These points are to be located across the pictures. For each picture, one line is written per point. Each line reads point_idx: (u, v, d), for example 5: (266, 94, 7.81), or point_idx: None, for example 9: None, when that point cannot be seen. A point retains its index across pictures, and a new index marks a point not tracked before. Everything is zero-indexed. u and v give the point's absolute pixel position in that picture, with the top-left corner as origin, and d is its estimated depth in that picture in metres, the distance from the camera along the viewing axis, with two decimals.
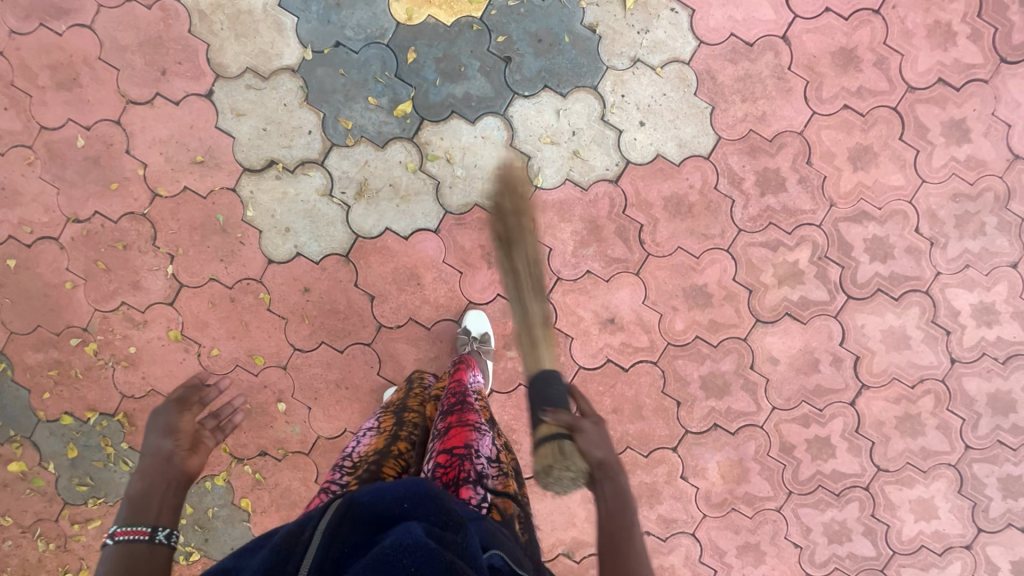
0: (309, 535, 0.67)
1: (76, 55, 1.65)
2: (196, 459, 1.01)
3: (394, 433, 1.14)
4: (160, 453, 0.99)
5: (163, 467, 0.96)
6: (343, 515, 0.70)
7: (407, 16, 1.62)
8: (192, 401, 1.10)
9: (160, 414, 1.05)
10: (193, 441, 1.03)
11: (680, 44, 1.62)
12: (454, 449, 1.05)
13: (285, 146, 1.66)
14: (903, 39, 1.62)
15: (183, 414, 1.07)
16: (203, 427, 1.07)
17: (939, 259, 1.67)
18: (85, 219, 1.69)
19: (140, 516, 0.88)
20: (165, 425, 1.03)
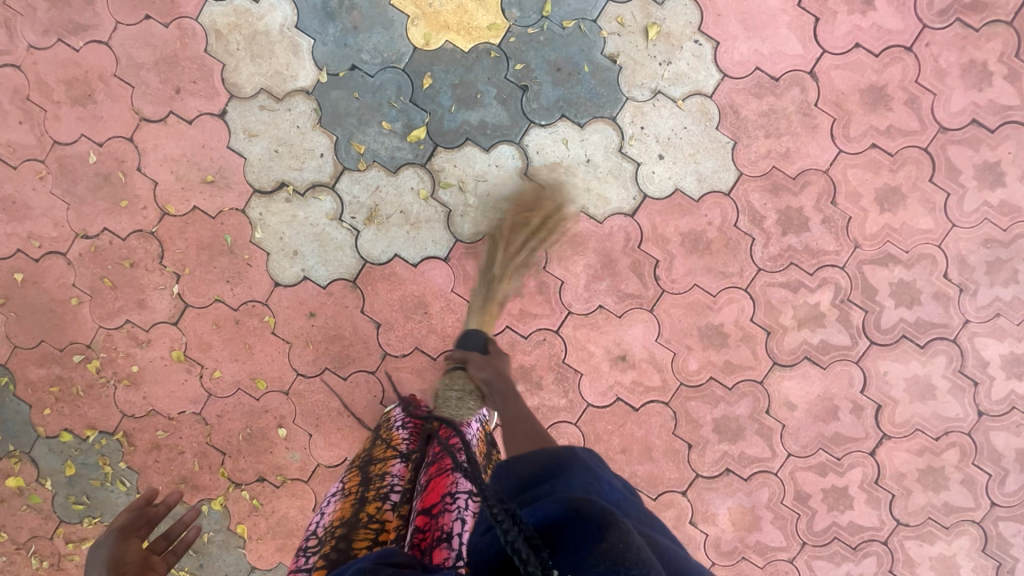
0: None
1: (92, 71, 1.64)
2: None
3: (361, 492, 1.05)
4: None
5: None
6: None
7: (424, 40, 1.59)
8: (138, 527, 1.08)
9: (100, 548, 1.00)
10: (142, 569, 0.96)
11: (703, 77, 1.57)
12: (432, 507, 1.01)
13: (296, 169, 1.64)
14: (936, 78, 1.56)
15: (127, 542, 1.02)
16: (152, 552, 1.01)
17: (968, 307, 1.60)
18: (94, 235, 1.68)
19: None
20: (105, 558, 0.97)
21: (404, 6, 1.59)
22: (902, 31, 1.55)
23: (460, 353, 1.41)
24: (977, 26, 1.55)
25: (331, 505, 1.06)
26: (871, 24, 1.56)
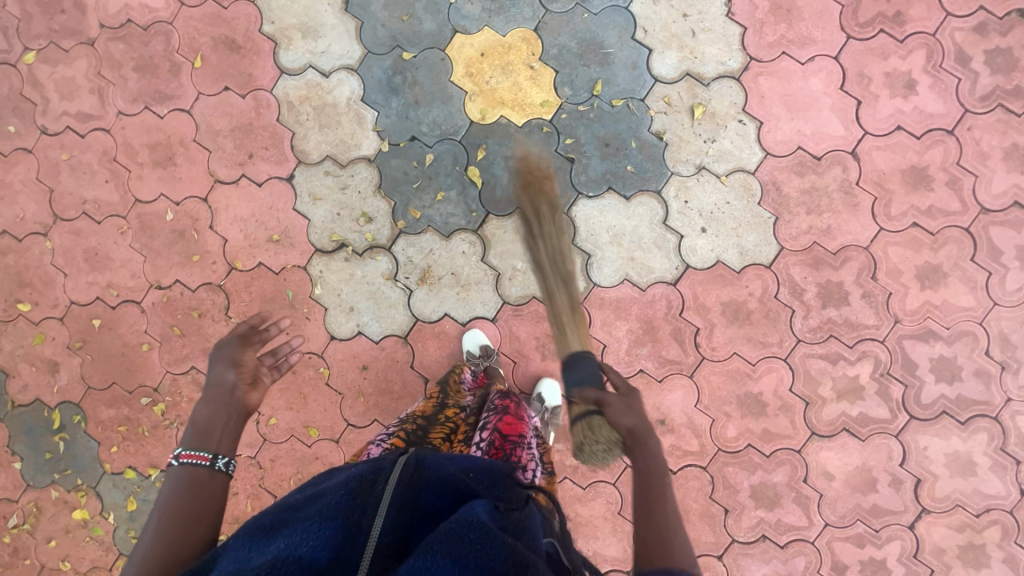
0: (381, 491, 0.79)
1: (174, 137, 1.78)
2: (256, 392, 1.08)
3: (439, 407, 1.36)
4: (224, 385, 1.06)
5: (225, 398, 1.05)
6: (412, 482, 0.82)
7: (481, 114, 1.69)
8: (253, 339, 1.16)
9: (224, 347, 1.12)
10: (254, 376, 1.09)
11: (747, 155, 1.64)
12: (507, 433, 1.22)
13: (355, 230, 1.74)
14: (977, 160, 1.60)
15: (246, 350, 1.13)
16: (262, 364, 1.12)
17: (1010, 385, 1.61)
18: (166, 286, 1.80)
19: (204, 442, 0.98)
20: (228, 358, 1.11)
21: (462, 83, 1.70)
22: (943, 115, 1.60)
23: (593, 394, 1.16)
24: (1020, 112, 1.59)
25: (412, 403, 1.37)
26: (913, 107, 1.60)
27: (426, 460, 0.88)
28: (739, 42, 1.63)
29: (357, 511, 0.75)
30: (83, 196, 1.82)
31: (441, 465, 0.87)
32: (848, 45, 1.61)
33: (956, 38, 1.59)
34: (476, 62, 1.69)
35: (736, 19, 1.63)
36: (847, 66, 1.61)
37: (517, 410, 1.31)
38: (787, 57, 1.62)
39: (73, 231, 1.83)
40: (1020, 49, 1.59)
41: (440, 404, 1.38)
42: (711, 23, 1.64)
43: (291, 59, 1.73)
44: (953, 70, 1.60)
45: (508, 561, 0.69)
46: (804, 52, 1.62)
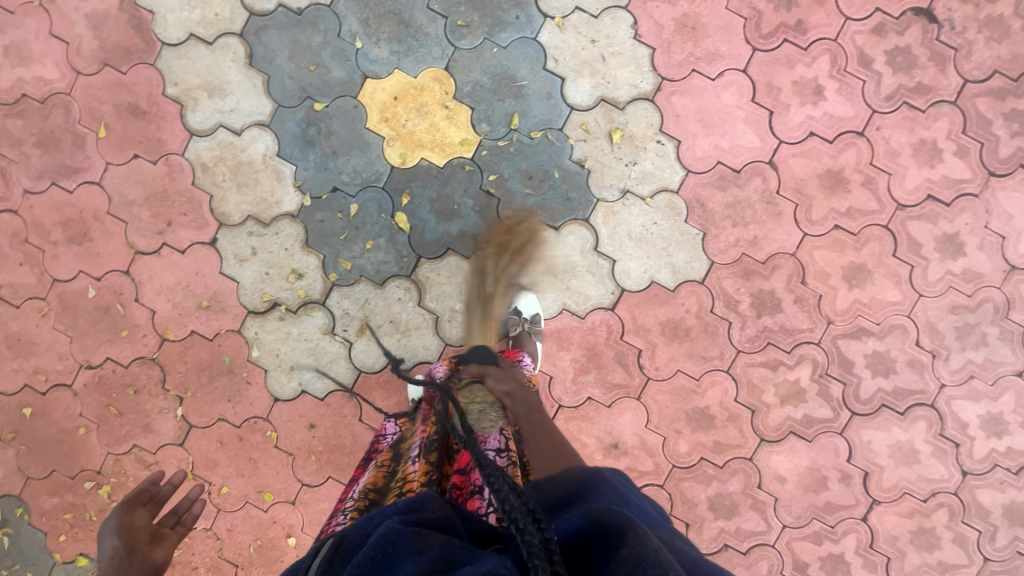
0: (308, 567, 0.80)
1: (87, 211, 1.72)
2: (160, 548, 0.99)
3: (392, 469, 1.16)
4: (118, 553, 0.96)
5: (123, 566, 0.93)
6: (337, 550, 0.82)
7: (401, 158, 1.67)
8: (145, 498, 1.09)
9: (110, 517, 1.03)
10: (153, 534, 1.01)
11: (668, 174, 1.65)
12: (467, 467, 1.09)
13: (287, 288, 1.70)
14: (889, 158, 1.63)
15: (135, 509, 1.05)
16: (159, 522, 1.05)
17: (942, 372, 1.66)
18: (97, 365, 1.74)
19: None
20: (116, 526, 1.01)
21: (379, 129, 1.67)
22: (852, 117, 1.63)
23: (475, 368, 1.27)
24: (924, 108, 1.63)
25: (365, 474, 1.18)
26: (823, 112, 1.63)
27: (348, 531, 0.86)
28: (649, 63, 1.64)
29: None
30: None
31: (364, 522, 0.87)
32: (755, 57, 1.63)
33: (857, 41, 1.63)
34: (390, 106, 1.67)
35: (644, 41, 1.64)
36: (756, 78, 1.64)
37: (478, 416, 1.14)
38: (697, 74, 1.64)
39: None
40: (918, 47, 1.63)
41: (392, 470, 1.16)
42: (620, 47, 1.64)
43: (200, 119, 1.68)
44: (857, 72, 1.63)
45: (424, 566, 0.71)
46: (713, 68, 1.64)
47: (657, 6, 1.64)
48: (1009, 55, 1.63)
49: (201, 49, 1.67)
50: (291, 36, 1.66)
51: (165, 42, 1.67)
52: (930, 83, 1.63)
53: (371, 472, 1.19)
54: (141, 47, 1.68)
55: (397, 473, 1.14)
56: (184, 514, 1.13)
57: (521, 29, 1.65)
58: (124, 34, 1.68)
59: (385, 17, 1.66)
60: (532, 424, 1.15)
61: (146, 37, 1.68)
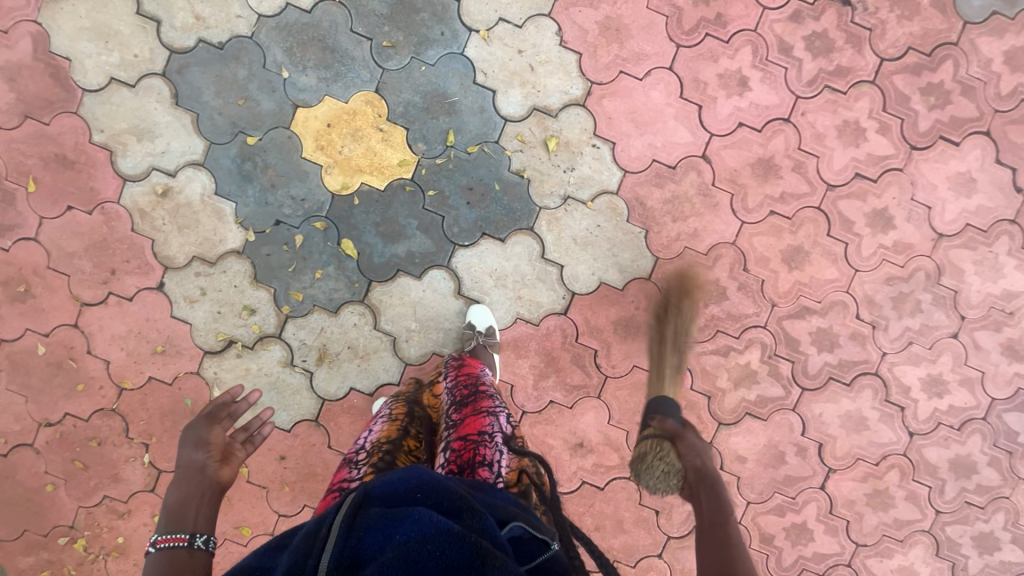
0: (327, 530, 0.73)
1: (25, 267, 1.68)
2: (227, 467, 1.08)
3: (407, 427, 1.21)
4: (193, 465, 1.06)
5: (197, 476, 1.04)
6: (358, 508, 0.78)
7: (341, 185, 1.67)
8: (220, 415, 1.18)
9: (190, 429, 1.13)
10: (224, 452, 1.10)
11: (606, 176, 1.68)
12: (469, 434, 1.16)
13: (241, 325, 1.70)
14: (816, 142, 1.69)
15: (213, 428, 1.14)
16: (232, 440, 1.14)
17: (883, 341, 1.74)
18: (56, 421, 1.72)
19: (180, 524, 0.95)
20: (196, 438, 1.11)
21: (315, 158, 1.66)
22: (778, 105, 1.68)
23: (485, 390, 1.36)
24: (844, 89, 1.68)
25: (379, 424, 1.21)
26: (749, 102, 1.67)
27: (376, 490, 0.82)
28: (577, 68, 1.66)
29: (301, 558, 0.69)
30: None
31: (388, 495, 0.81)
32: (679, 54, 1.66)
33: (776, 30, 1.66)
34: (324, 133, 1.66)
35: (569, 46, 1.65)
36: (682, 74, 1.66)
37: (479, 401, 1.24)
38: (625, 75, 1.66)
39: None
40: (834, 31, 1.67)
41: (400, 427, 1.21)
42: (547, 55, 1.65)
43: (131, 164, 1.65)
44: (778, 61, 1.67)
45: None
46: (640, 67, 1.66)
47: (579, 10, 1.65)
48: (921, 30, 1.68)
49: (123, 92, 1.63)
50: (215, 71, 1.63)
51: (85, 88, 1.63)
52: (848, 64, 1.68)
53: (385, 422, 1.22)
54: (61, 96, 1.63)
55: (410, 434, 1.20)
56: (255, 434, 1.20)
57: (447, 45, 1.65)
58: (41, 84, 1.63)
59: (309, 44, 1.64)
60: (713, 490, 1.08)
61: (65, 85, 1.63)
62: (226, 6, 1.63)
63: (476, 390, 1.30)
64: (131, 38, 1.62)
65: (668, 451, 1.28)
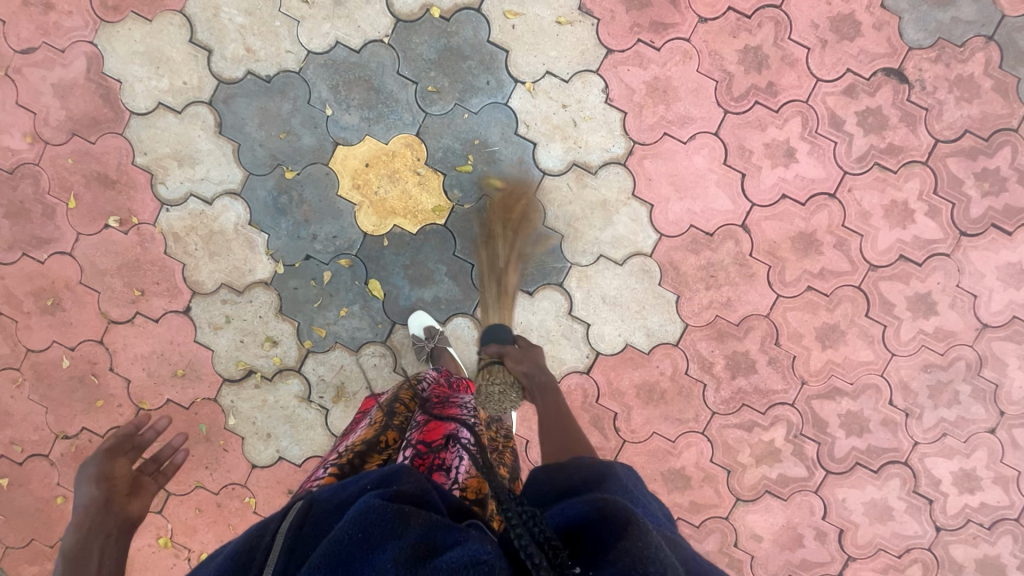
0: (269, 543, 0.76)
1: (57, 281, 1.70)
2: (135, 502, 1.05)
3: (384, 424, 1.12)
4: (95, 502, 1.01)
5: (101, 515, 0.99)
6: (303, 517, 0.80)
7: (373, 226, 1.66)
8: (125, 449, 1.18)
9: (91, 464, 1.10)
10: (131, 487, 1.08)
11: (641, 238, 1.65)
12: (431, 440, 1.06)
13: (262, 355, 1.70)
14: (861, 220, 1.64)
15: (116, 461, 1.13)
16: (139, 472, 1.12)
17: (915, 430, 1.68)
18: (73, 435, 1.73)
19: (81, 565, 0.88)
20: (96, 475, 1.07)
21: (350, 196, 1.66)
22: (824, 179, 1.63)
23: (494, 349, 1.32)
24: (895, 168, 1.63)
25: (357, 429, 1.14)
26: (794, 174, 1.63)
27: (320, 494, 0.85)
28: (621, 127, 1.64)
29: (245, 564, 0.74)
30: None
31: (332, 491, 0.85)
32: (726, 120, 1.63)
33: (828, 103, 1.62)
34: (361, 172, 1.66)
35: (615, 104, 1.63)
36: (727, 141, 1.63)
37: (444, 411, 1.13)
38: (669, 137, 1.63)
39: None
40: (889, 108, 1.63)
41: (389, 418, 1.14)
42: (591, 112, 1.63)
43: (170, 189, 1.67)
44: (828, 134, 1.63)
45: (402, 555, 0.67)
46: (684, 131, 1.63)
47: (628, 69, 1.63)
48: (980, 114, 1.63)
49: (169, 118, 1.65)
50: (260, 103, 1.65)
51: (133, 110, 1.65)
52: (901, 143, 1.63)
53: (364, 427, 1.14)
54: (108, 116, 1.65)
55: (389, 429, 1.11)
56: (166, 464, 1.24)
57: (492, 94, 1.64)
58: (90, 104, 1.65)
59: (355, 83, 1.64)
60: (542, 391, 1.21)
61: (114, 107, 1.65)
62: (276, 40, 1.64)
63: (448, 401, 1.19)
64: (182, 65, 1.64)
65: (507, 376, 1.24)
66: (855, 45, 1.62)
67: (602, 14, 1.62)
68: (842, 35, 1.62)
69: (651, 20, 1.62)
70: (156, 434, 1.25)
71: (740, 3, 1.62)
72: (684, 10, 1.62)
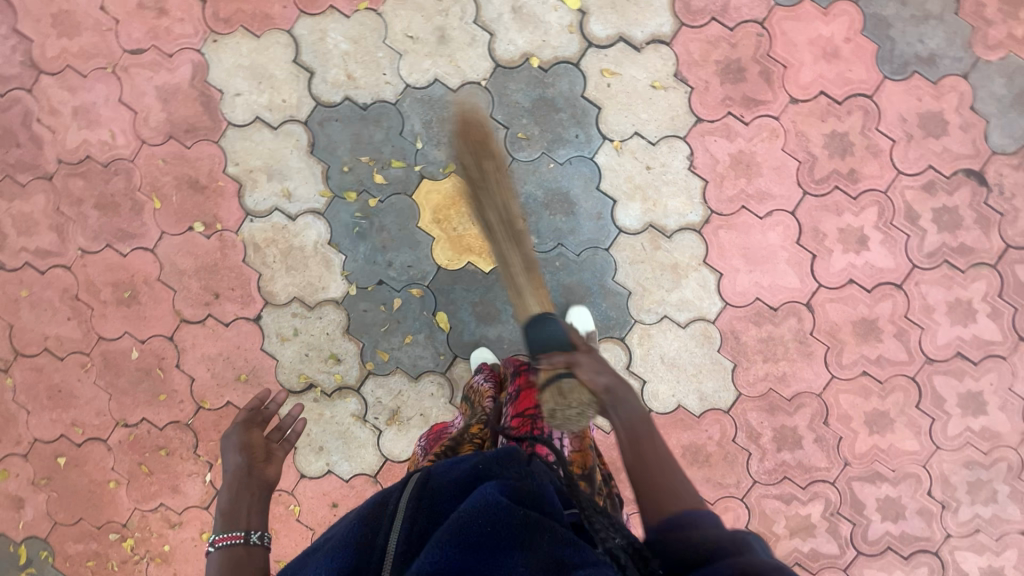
0: (394, 507, 0.82)
1: (137, 275, 1.76)
2: (271, 466, 1.13)
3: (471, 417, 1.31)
4: (240, 467, 1.10)
5: (245, 479, 1.08)
6: (423, 487, 0.86)
7: (447, 260, 1.71)
8: (257, 421, 1.25)
9: (230, 436, 1.19)
10: (266, 453, 1.15)
11: (707, 304, 1.69)
12: (524, 410, 1.20)
13: (324, 371, 1.75)
14: (923, 313, 1.67)
15: (251, 431, 1.20)
16: (271, 440, 1.20)
17: (949, 522, 1.71)
18: (133, 424, 1.79)
19: (234, 522, 0.98)
20: (239, 444, 1.16)
21: (429, 229, 1.70)
22: (893, 269, 1.67)
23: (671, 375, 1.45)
24: (964, 267, 1.66)
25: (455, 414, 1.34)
26: (864, 261, 1.67)
27: (435, 469, 0.91)
28: (700, 195, 1.67)
29: (372, 530, 0.78)
30: (45, 332, 1.79)
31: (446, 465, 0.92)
32: (804, 201, 1.66)
33: (906, 197, 1.65)
34: (442, 207, 1.70)
35: (697, 172, 1.67)
36: (802, 221, 1.67)
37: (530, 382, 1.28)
38: (746, 211, 1.67)
39: (35, 367, 1.80)
40: (965, 208, 1.66)
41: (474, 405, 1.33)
42: (674, 176, 1.67)
43: (256, 200, 1.72)
44: (902, 226, 1.66)
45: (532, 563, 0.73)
46: (762, 206, 1.67)
47: (715, 139, 1.66)
48: None
49: (265, 133, 1.70)
50: (354, 130, 1.69)
51: (230, 121, 1.70)
52: (972, 244, 1.66)
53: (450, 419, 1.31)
54: (207, 124, 1.70)
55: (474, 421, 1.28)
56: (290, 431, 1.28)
57: (580, 147, 1.68)
58: (190, 111, 1.70)
59: (448, 121, 1.68)
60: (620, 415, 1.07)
61: (213, 116, 1.70)
62: (377, 70, 1.68)
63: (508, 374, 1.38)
64: (284, 83, 1.69)
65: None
66: (941, 143, 1.65)
67: (696, 83, 1.66)
68: (928, 131, 1.65)
69: (744, 95, 1.65)
70: (278, 412, 1.32)
71: (832, 89, 1.65)
72: (777, 89, 1.65)
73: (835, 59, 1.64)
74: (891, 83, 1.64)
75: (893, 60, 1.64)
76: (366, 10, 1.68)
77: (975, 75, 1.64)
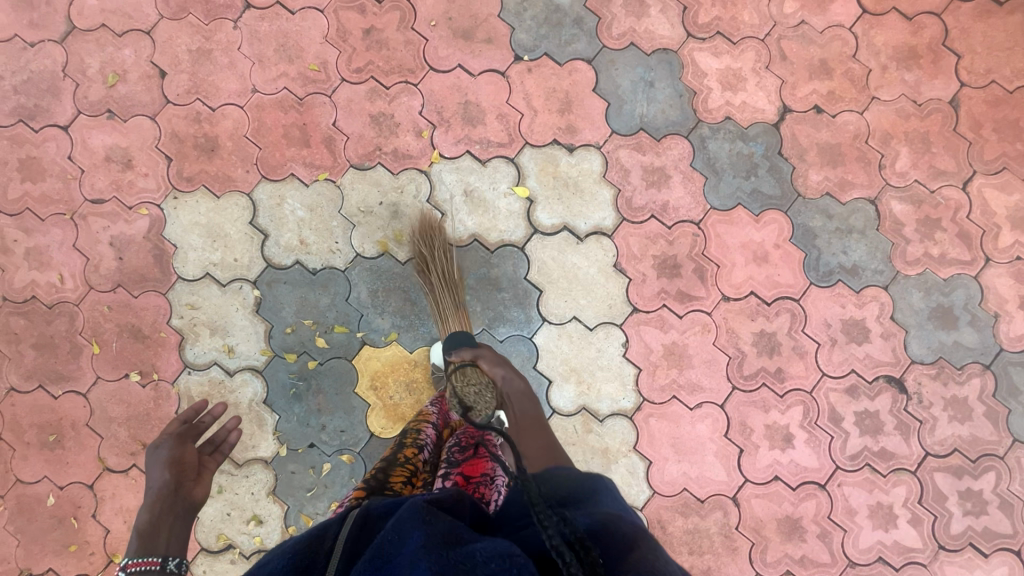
0: (331, 545, 0.78)
1: (65, 419, 1.73)
2: (200, 486, 1.13)
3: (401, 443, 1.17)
4: (168, 484, 1.09)
5: (171, 496, 1.07)
6: (361, 527, 0.82)
7: (381, 428, 1.71)
8: (190, 435, 1.23)
9: (162, 449, 1.17)
10: (197, 471, 1.15)
11: (635, 491, 1.69)
12: (471, 477, 1.09)
13: (245, 532, 1.70)
14: (846, 514, 1.69)
15: (184, 446, 1.19)
16: (202, 456, 1.20)
17: None
18: (37, 574, 1.71)
19: (149, 549, 0.96)
20: (168, 459, 1.14)
21: (366, 395, 1.72)
22: (817, 469, 1.70)
23: (467, 351, 1.40)
24: (885, 472, 1.70)
25: None
26: (789, 459, 1.70)
27: (376, 506, 0.86)
28: (633, 382, 1.72)
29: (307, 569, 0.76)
30: None
31: (389, 505, 0.85)
32: (733, 395, 1.71)
33: (830, 398, 1.72)
34: (380, 375, 1.72)
35: (631, 359, 1.72)
36: (730, 415, 1.71)
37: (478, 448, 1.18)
38: (677, 401, 1.71)
39: None
40: (886, 413, 1.72)
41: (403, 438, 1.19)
42: (608, 362, 1.72)
43: (196, 354, 1.73)
44: (826, 427, 1.71)
45: (428, 541, 0.70)
46: (693, 397, 1.71)
47: (649, 329, 1.72)
48: (970, 435, 1.71)
49: (213, 289, 1.73)
50: (302, 293, 1.73)
51: (180, 275, 1.74)
52: (893, 449, 1.71)
53: None
54: (157, 276, 1.74)
55: (405, 448, 1.16)
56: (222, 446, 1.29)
57: (520, 326, 1.72)
58: (142, 261, 1.74)
59: (393, 291, 1.73)
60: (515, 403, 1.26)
61: (164, 267, 1.74)
62: (330, 238, 1.74)
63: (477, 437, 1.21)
64: (237, 243, 1.74)
65: (472, 372, 1.40)
66: (862, 348, 1.73)
67: (634, 275, 1.74)
68: (851, 337, 1.73)
69: (678, 289, 1.73)
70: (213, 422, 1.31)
71: (761, 290, 1.74)
72: (710, 286, 1.74)
73: (765, 263, 1.74)
74: (816, 289, 1.74)
75: (819, 268, 1.74)
76: (325, 180, 1.76)
77: (894, 287, 1.74)
